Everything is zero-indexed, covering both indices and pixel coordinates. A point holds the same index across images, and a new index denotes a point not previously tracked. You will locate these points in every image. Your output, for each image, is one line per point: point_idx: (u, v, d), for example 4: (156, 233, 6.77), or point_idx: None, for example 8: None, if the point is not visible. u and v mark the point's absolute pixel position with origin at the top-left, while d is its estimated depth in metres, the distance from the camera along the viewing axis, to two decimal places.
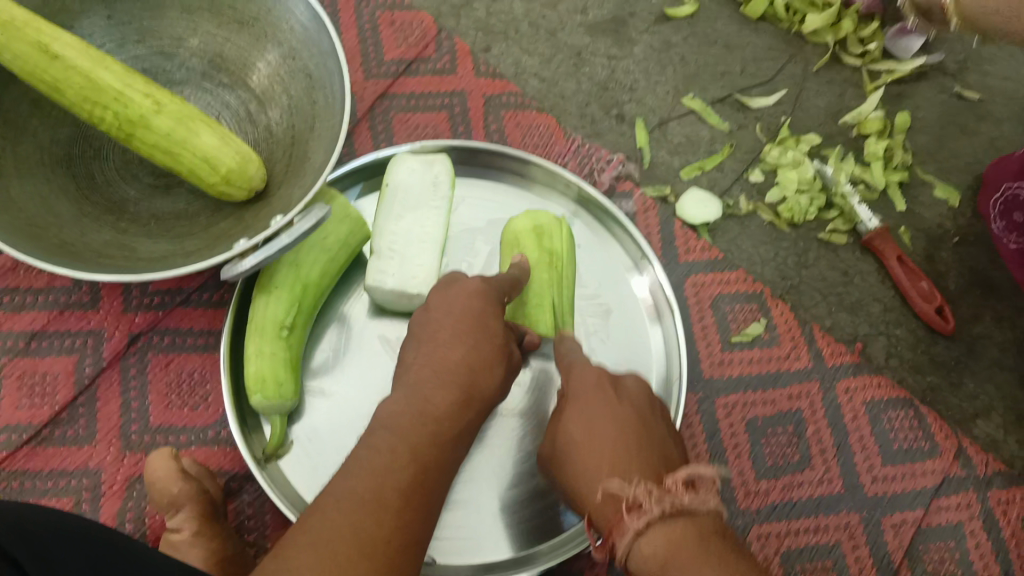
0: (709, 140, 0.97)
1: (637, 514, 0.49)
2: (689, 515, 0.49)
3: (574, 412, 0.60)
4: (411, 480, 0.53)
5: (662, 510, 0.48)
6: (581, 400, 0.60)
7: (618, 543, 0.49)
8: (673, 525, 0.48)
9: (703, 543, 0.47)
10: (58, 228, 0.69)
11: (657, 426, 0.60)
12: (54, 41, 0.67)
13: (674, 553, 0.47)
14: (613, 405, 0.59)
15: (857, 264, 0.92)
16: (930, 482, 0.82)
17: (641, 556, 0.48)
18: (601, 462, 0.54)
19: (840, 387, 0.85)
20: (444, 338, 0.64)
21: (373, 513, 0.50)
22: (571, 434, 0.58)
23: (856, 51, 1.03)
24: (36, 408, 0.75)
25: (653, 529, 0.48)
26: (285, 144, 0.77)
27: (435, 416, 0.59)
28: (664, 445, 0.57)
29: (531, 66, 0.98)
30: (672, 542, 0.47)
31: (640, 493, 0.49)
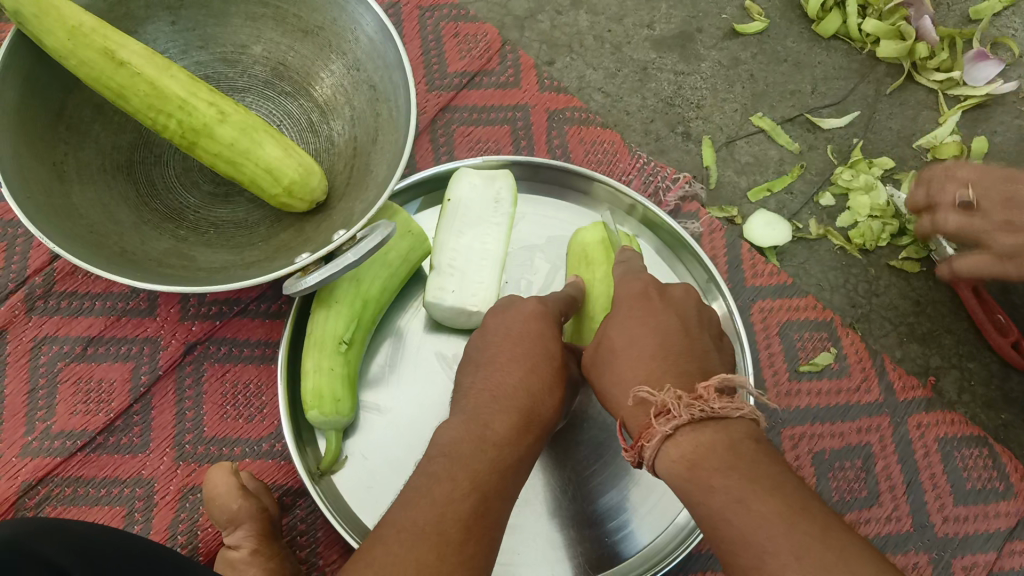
0: (777, 161, 0.95)
1: (666, 419, 0.50)
2: (721, 422, 0.49)
3: (616, 320, 0.61)
4: (473, 510, 0.51)
5: (692, 416, 0.49)
6: (624, 309, 0.61)
7: (647, 446, 0.51)
8: (703, 430, 0.49)
9: (738, 449, 0.47)
10: (118, 236, 0.68)
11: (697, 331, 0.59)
12: (121, 48, 0.66)
13: (701, 460, 0.47)
14: (655, 314, 0.59)
15: (930, 293, 0.89)
16: (1003, 524, 0.78)
17: (669, 460, 0.49)
18: (637, 373, 0.55)
19: (912, 422, 0.81)
20: (503, 361, 0.64)
21: (435, 549, 0.47)
22: (611, 337, 0.60)
23: (933, 75, 0.99)
24: (91, 415, 0.75)
25: (682, 435, 0.49)
26: (347, 155, 0.76)
27: (495, 442, 0.57)
28: (705, 357, 0.56)
29: (596, 80, 0.96)
30: (703, 449, 0.48)
31: (669, 398, 0.50)
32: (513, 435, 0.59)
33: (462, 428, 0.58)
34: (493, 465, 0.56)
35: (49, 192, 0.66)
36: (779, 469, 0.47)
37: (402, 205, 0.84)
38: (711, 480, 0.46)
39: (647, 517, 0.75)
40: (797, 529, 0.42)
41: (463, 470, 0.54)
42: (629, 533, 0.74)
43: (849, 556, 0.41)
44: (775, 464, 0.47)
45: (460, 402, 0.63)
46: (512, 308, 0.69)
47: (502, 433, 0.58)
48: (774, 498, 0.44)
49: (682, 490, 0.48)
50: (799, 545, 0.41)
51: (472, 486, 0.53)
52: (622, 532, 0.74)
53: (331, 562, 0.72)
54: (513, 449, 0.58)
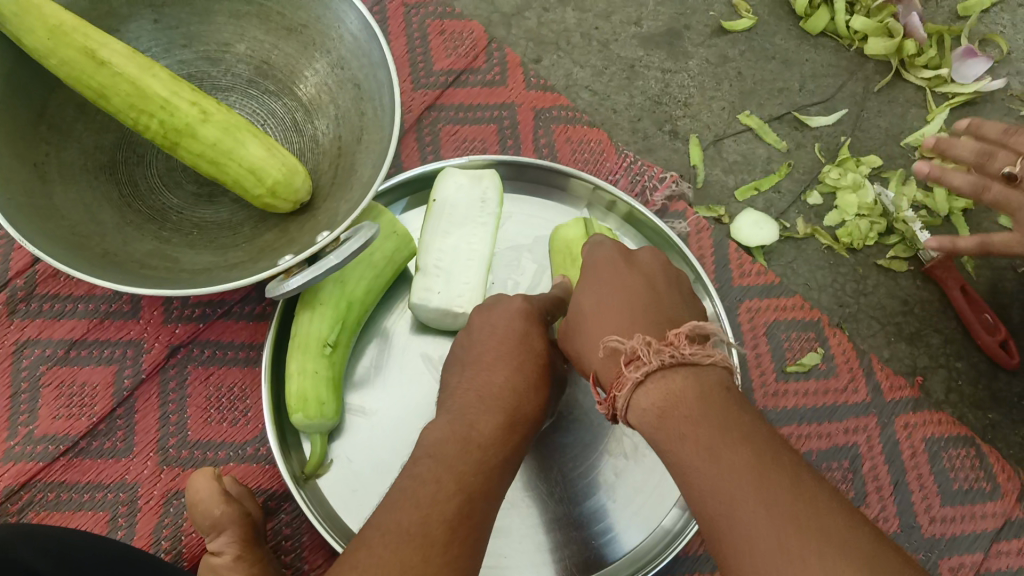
0: (765, 159, 0.94)
1: (636, 366, 0.50)
2: (691, 369, 0.49)
3: (586, 282, 0.60)
4: (459, 514, 0.51)
5: (662, 362, 0.49)
6: (593, 269, 0.61)
7: (618, 396, 0.51)
8: (673, 376, 0.49)
9: (708, 395, 0.48)
10: (100, 238, 0.67)
11: (664, 285, 0.59)
12: (101, 48, 0.65)
13: (673, 406, 0.48)
14: (624, 273, 0.59)
15: (917, 293, 0.89)
16: (991, 524, 0.78)
17: (641, 407, 0.50)
18: (609, 328, 0.55)
19: (899, 423, 0.81)
20: (488, 360, 0.64)
21: (420, 551, 0.48)
22: (581, 298, 0.59)
23: (921, 72, 0.99)
24: (73, 419, 0.74)
25: (652, 381, 0.49)
26: (332, 155, 0.75)
27: (480, 444, 0.57)
28: (672, 310, 0.56)
29: (583, 78, 0.96)
30: (675, 395, 0.48)
31: (639, 345, 0.50)
32: (498, 435, 0.59)
33: (448, 429, 0.58)
34: (479, 467, 0.55)
35: (30, 192, 0.65)
36: (750, 417, 0.47)
37: (387, 205, 0.83)
38: (683, 428, 0.47)
39: (634, 519, 0.74)
40: (768, 477, 0.43)
41: (447, 473, 0.54)
42: (616, 535, 0.74)
43: (818, 510, 0.42)
44: (744, 409, 0.48)
45: (445, 403, 0.63)
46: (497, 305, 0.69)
47: (486, 434, 0.58)
48: (745, 446, 0.45)
49: (654, 438, 0.49)
50: (771, 497, 0.42)
51: (458, 488, 0.53)
52: (609, 534, 0.74)
53: (316, 566, 0.71)
54: (498, 450, 0.58)
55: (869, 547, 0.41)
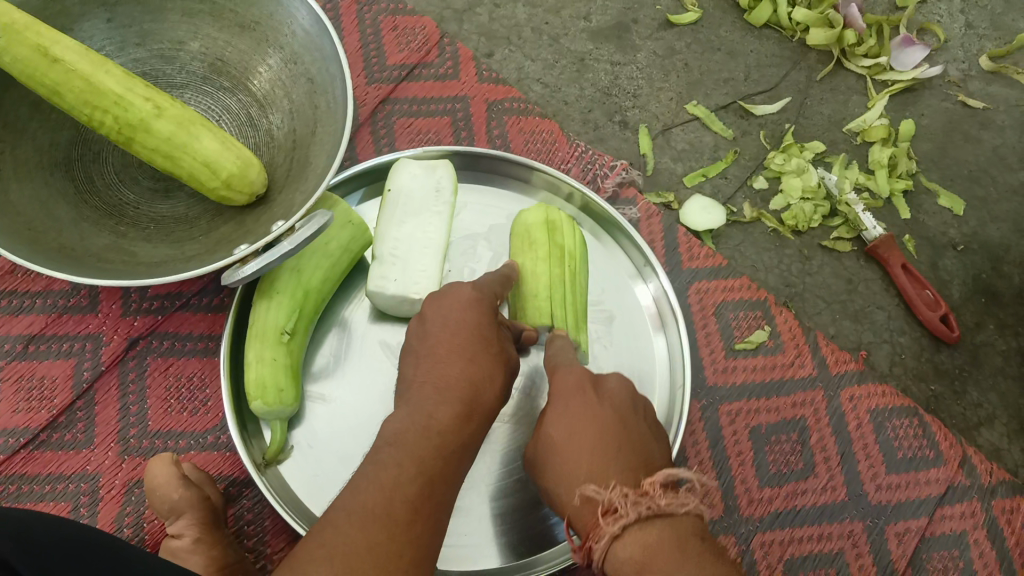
0: (712, 147, 0.97)
1: (613, 518, 0.49)
2: (665, 520, 0.48)
3: (556, 414, 0.58)
4: (419, 494, 0.53)
5: (639, 514, 0.48)
6: (562, 398, 0.59)
7: (595, 547, 0.49)
8: (650, 528, 0.48)
9: (684, 548, 0.47)
10: (56, 234, 0.68)
11: (633, 418, 0.58)
12: (54, 45, 0.66)
13: (651, 561, 0.46)
14: (593, 404, 0.58)
15: (861, 272, 0.92)
16: (934, 490, 0.81)
17: (618, 560, 0.48)
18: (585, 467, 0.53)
19: (845, 395, 0.84)
20: (443, 352, 0.62)
21: (385, 529, 0.49)
22: (551, 432, 0.57)
23: (861, 61, 1.02)
24: (34, 412, 0.74)
25: (630, 534, 0.48)
26: (287, 148, 0.77)
27: (440, 430, 0.57)
28: (640, 447, 0.55)
29: (535, 71, 0.98)
30: (653, 550, 0.47)
31: (616, 497, 0.49)
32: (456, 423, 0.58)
33: (407, 417, 0.58)
34: (438, 450, 0.56)
35: None
36: (726, 566, 0.47)
37: (343, 196, 0.85)
38: None
39: None
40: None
41: (406, 454, 0.54)
42: None
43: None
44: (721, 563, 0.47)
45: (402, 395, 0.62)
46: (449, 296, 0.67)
47: (445, 423, 0.58)
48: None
49: None
50: None
51: (419, 471, 0.54)
52: None
53: (278, 549, 0.72)
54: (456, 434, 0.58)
55: None
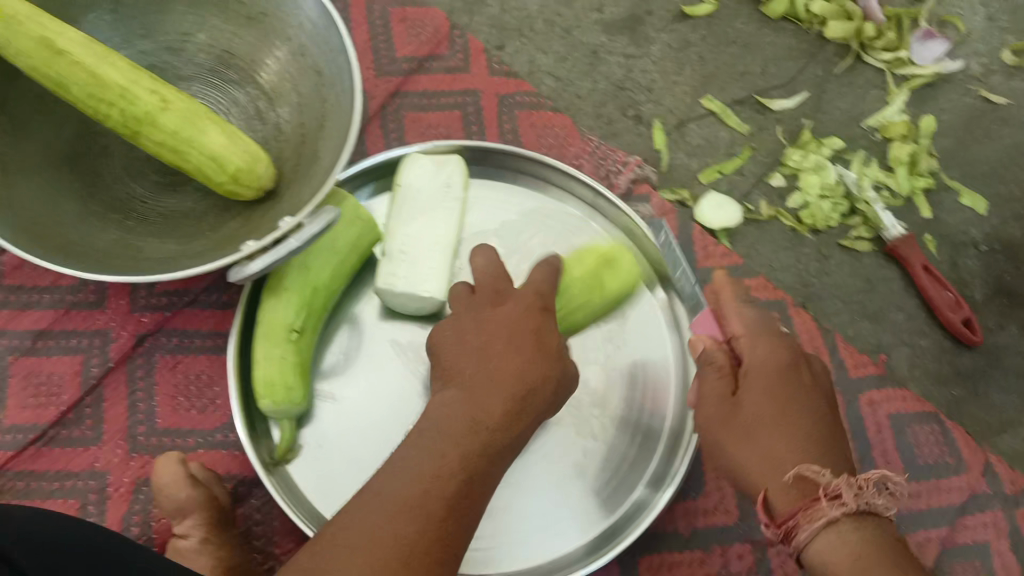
0: (728, 142, 0.95)
1: (836, 503, 0.52)
2: (876, 519, 0.52)
3: (755, 379, 0.59)
4: (456, 493, 0.51)
5: (859, 507, 0.51)
6: (756, 374, 0.59)
7: (802, 527, 0.52)
8: (863, 527, 0.51)
9: (887, 551, 0.50)
10: (61, 229, 0.67)
11: (812, 389, 0.60)
12: (59, 37, 0.65)
13: (864, 555, 0.50)
14: (796, 381, 0.59)
15: (881, 271, 0.90)
16: (955, 498, 0.79)
17: (826, 546, 0.51)
18: (773, 443, 0.56)
19: (864, 399, 0.82)
20: (500, 348, 0.58)
21: (416, 525, 0.49)
22: (752, 403, 0.58)
23: (881, 54, 1.00)
24: (42, 408, 0.73)
25: (846, 523, 0.51)
26: (294, 143, 0.75)
27: (490, 426, 0.55)
28: (808, 420, 0.57)
29: (546, 64, 0.96)
30: (855, 551, 0.50)
31: (841, 484, 0.52)
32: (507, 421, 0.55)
33: (460, 403, 0.55)
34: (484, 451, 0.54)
35: None
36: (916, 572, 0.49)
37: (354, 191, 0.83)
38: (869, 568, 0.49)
39: (610, 499, 0.74)
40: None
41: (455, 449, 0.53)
42: (593, 514, 0.73)
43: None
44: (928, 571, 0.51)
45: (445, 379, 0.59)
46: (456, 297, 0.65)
47: (496, 418, 0.55)
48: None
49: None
50: None
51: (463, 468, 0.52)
52: (585, 514, 0.73)
53: (287, 551, 0.71)
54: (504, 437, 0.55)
55: None
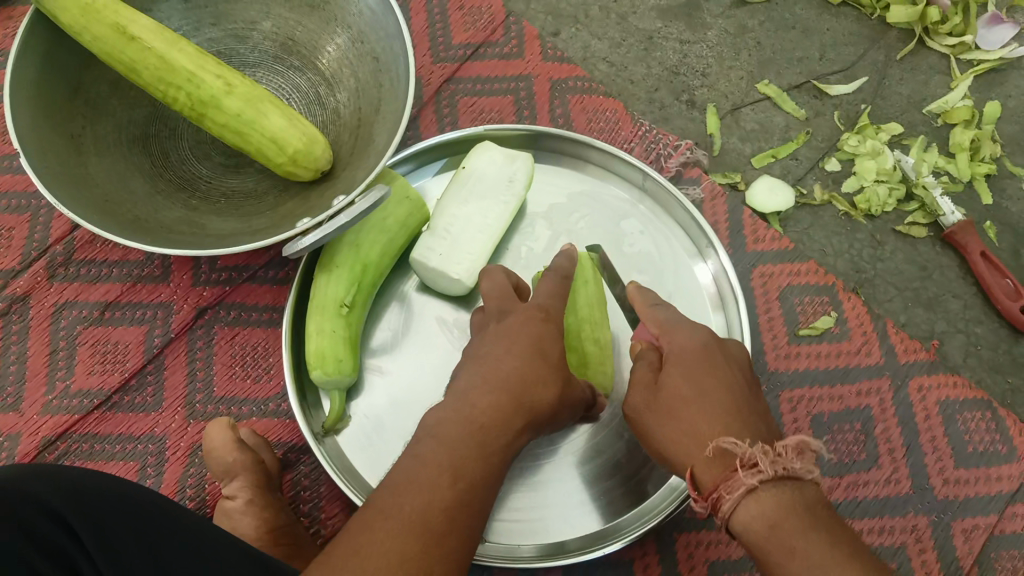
0: (783, 127, 0.95)
1: (752, 472, 0.49)
2: (797, 483, 0.49)
3: (672, 363, 0.59)
4: (457, 499, 0.52)
5: (776, 473, 0.48)
6: (676, 357, 0.60)
7: (725, 499, 0.49)
8: (783, 488, 0.49)
9: (801, 518, 0.48)
10: (131, 205, 0.71)
11: (729, 364, 0.59)
12: (131, 24, 0.68)
13: (782, 519, 0.47)
14: (712, 362, 0.59)
15: (937, 258, 0.88)
16: (1006, 487, 0.78)
17: (747, 515, 0.49)
18: (690, 420, 0.55)
19: (913, 385, 0.81)
20: (498, 356, 0.62)
21: (419, 542, 0.48)
22: (672, 383, 0.58)
23: (945, 39, 0.98)
24: (107, 374, 0.78)
25: (765, 491, 0.49)
26: (351, 126, 0.78)
27: (481, 424, 0.57)
28: (726, 394, 0.56)
29: (601, 50, 0.97)
30: (771, 517, 0.48)
31: (756, 453, 0.49)
32: (497, 416, 0.58)
33: (451, 411, 0.58)
34: (476, 446, 0.55)
35: (66, 163, 0.69)
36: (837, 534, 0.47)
37: (420, 167, 0.87)
38: (794, 542, 0.47)
39: (648, 477, 0.76)
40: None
41: (446, 457, 0.54)
42: (629, 491, 0.75)
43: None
44: (845, 529, 0.48)
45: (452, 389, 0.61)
46: (493, 289, 0.70)
47: (488, 411, 0.58)
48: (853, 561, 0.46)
49: (759, 548, 0.48)
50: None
51: (455, 478, 0.53)
52: (624, 489, 0.75)
53: (332, 516, 0.75)
54: (500, 434, 0.57)
55: None
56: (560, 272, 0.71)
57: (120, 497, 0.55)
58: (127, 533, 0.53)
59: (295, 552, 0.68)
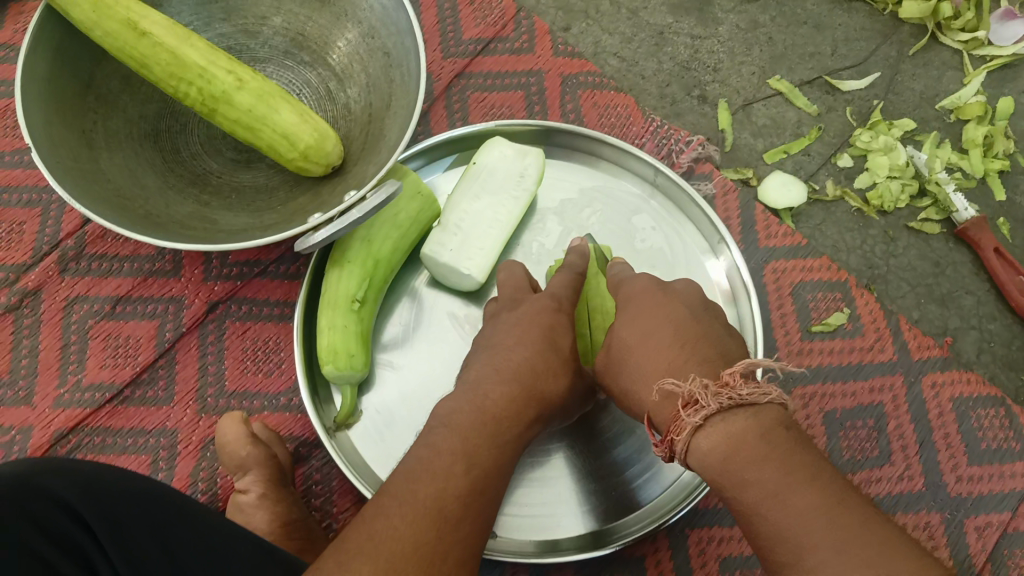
0: (795, 122, 0.94)
1: (694, 410, 0.47)
2: (751, 409, 0.46)
3: (627, 318, 0.60)
4: (471, 487, 0.52)
5: (720, 405, 0.46)
6: (634, 309, 0.60)
7: (676, 440, 0.48)
8: (733, 419, 0.46)
9: (756, 445, 0.45)
10: (144, 200, 0.70)
11: (680, 302, 0.59)
12: (143, 19, 0.68)
13: (734, 452, 0.45)
14: (665, 305, 0.58)
15: (950, 255, 0.88)
16: (1020, 484, 0.77)
17: (701, 453, 0.47)
18: (645, 366, 0.55)
19: (926, 381, 0.81)
20: (509, 348, 0.63)
21: (434, 528, 0.48)
22: (624, 334, 0.58)
23: (958, 35, 0.97)
24: (118, 368, 0.79)
25: (712, 425, 0.46)
26: (362, 122, 0.77)
27: (494, 413, 0.57)
28: (667, 330, 0.55)
29: (612, 45, 0.97)
30: (723, 450, 0.45)
31: (696, 389, 0.47)
32: (510, 407, 0.59)
33: (462, 403, 0.58)
34: (490, 441, 0.56)
35: (78, 158, 0.68)
36: (808, 457, 0.44)
37: (431, 162, 0.86)
38: (745, 474, 0.44)
39: (660, 474, 0.76)
40: (838, 522, 0.41)
41: (462, 445, 0.54)
42: (641, 486, 0.75)
43: (896, 559, 0.39)
44: (810, 448, 0.45)
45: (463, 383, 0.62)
46: (510, 279, 0.72)
47: (500, 405, 0.58)
48: (812, 487, 0.42)
49: (718, 483, 0.46)
50: (835, 535, 0.40)
51: (469, 466, 0.53)
52: (635, 485, 0.75)
53: (344, 510, 0.75)
54: (511, 425, 0.58)
55: (879, 539, 0.40)
56: (571, 268, 0.72)
57: (139, 492, 0.54)
58: (143, 532, 0.53)
59: (307, 547, 0.68)
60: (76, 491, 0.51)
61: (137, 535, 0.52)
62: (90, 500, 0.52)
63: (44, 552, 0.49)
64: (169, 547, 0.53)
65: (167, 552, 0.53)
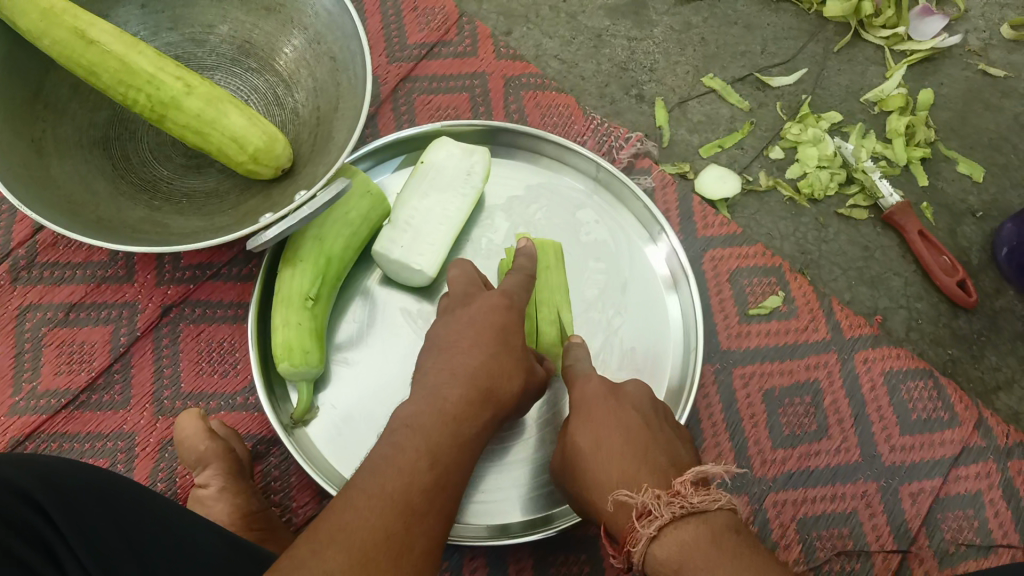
0: (728, 118, 0.98)
1: (649, 520, 0.51)
2: (701, 516, 0.51)
3: (579, 422, 0.63)
4: (436, 482, 0.54)
5: (672, 513, 0.50)
6: (586, 412, 0.64)
7: (634, 550, 0.52)
8: (685, 526, 0.50)
9: (707, 549, 0.48)
10: (95, 206, 0.72)
11: (630, 410, 0.64)
12: (90, 28, 0.69)
13: (687, 557, 0.49)
14: (615, 411, 0.63)
15: (878, 239, 0.93)
16: (948, 451, 0.82)
17: (658, 562, 0.51)
18: (596, 474, 0.59)
19: (859, 357, 0.85)
20: (465, 346, 0.65)
21: (402, 519, 0.50)
22: (576, 440, 0.62)
23: (879, 32, 1.02)
24: (73, 374, 0.79)
25: (666, 535, 0.51)
26: (311, 124, 0.79)
27: (454, 416, 0.59)
28: (616, 440, 0.59)
29: (552, 48, 1.00)
30: (680, 556, 0.49)
31: (648, 500, 0.52)
32: (468, 409, 0.60)
33: (421, 401, 0.60)
34: (451, 436, 0.58)
35: (28, 164, 0.69)
36: (759, 555, 0.48)
37: (378, 163, 0.89)
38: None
39: None
40: None
41: (425, 443, 0.56)
42: None
43: None
44: (758, 548, 0.49)
45: (418, 378, 0.64)
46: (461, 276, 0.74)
47: (457, 406, 0.60)
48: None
49: None
50: None
51: (434, 462, 0.55)
52: None
53: (303, 504, 0.77)
54: (469, 425, 0.60)
55: None
56: (524, 269, 0.75)
57: (97, 487, 0.56)
58: (104, 523, 0.54)
59: (267, 536, 0.70)
60: (35, 480, 0.53)
61: (99, 528, 0.53)
62: (51, 493, 0.53)
63: (18, 546, 0.48)
64: (128, 536, 0.54)
65: (128, 545, 0.54)
